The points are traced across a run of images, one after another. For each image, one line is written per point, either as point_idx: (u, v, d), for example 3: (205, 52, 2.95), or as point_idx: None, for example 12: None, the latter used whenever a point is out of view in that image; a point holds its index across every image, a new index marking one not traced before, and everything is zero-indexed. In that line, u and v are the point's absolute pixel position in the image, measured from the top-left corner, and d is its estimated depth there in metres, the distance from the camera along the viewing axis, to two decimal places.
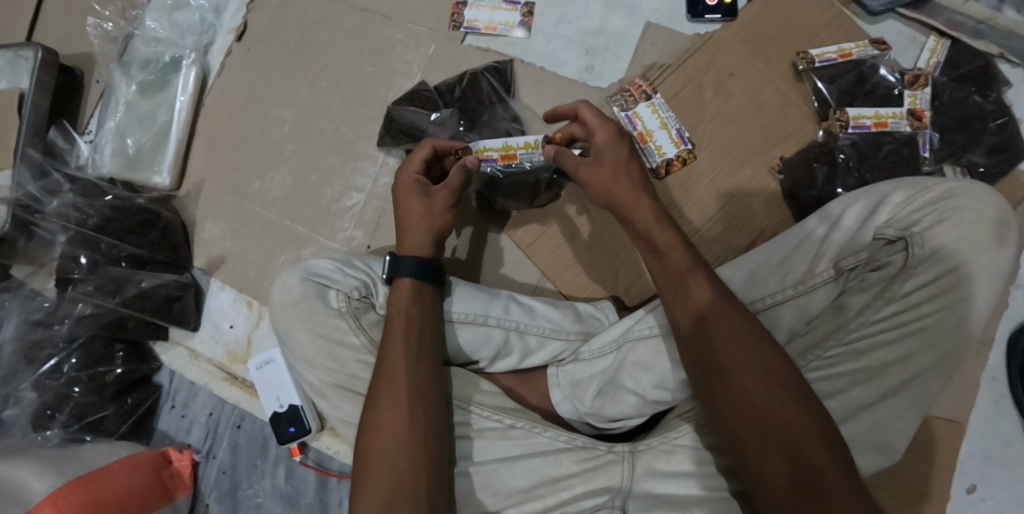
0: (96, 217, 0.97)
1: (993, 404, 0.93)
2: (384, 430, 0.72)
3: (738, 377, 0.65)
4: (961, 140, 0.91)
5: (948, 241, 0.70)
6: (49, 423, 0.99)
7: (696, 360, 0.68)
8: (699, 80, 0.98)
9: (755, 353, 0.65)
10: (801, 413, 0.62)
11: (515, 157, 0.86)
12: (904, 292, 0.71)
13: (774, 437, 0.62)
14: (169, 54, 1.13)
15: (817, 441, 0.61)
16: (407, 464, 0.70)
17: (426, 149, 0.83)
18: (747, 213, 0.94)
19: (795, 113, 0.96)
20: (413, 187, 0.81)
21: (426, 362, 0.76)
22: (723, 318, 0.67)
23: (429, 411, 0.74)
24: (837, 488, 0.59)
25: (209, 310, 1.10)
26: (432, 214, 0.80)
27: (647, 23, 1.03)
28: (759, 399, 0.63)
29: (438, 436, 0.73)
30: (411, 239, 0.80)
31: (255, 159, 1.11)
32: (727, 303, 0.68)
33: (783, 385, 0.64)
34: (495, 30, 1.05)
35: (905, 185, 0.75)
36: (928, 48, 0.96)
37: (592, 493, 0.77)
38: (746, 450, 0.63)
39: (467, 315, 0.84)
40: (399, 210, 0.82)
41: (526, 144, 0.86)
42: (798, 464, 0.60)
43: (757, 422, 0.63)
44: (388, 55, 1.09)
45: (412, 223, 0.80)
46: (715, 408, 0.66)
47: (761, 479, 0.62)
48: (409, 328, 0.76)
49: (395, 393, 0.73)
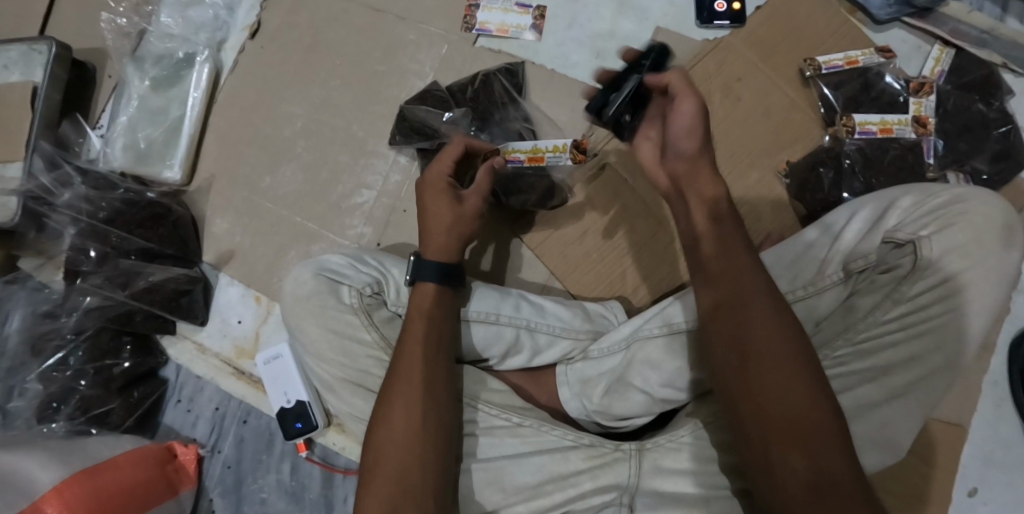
0: (107, 211, 0.97)
1: (994, 409, 0.95)
2: (394, 428, 0.72)
3: (763, 368, 0.62)
4: (964, 146, 0.93)
5: (955, 245, 0.71)
6: (55, 416, 0.99)
7: (721, 346, 0.65)
8: (708, 84, 0.99)
9: (786, 345, 0.62)
10: (826, 409, 0.60)
11: (542, 160, 0.87)
12: (911, 294, 0.72)
13: (796, 433, 0.59)
14: (183, 50, 1.14)
15: (834, 436, 0.58)
16: (415, 464, 0.71)
17: (459, 147, 0.83)
18: (753, 217, 0.96)
19: (802, 119, 0.97)
20: (444, 187, 0.81)
21: (442, 364, 0.76)
22: (751, 305, 0.64)
23: (441, 413, 0.74)
24: (852, 489, 0.56)
25: (217, 305, 1.10)
26: (462, 220, 0.81)
27: (658, 27, 1.04)
28: (785, 393, 0.60)
29: (448, 438, 0.74)
30: (440, 241, 0.80)
31: (266, 155, 1.12)
32: (762, 289, 0.64)
33: (813, 380, 0.61)
34: (508, 32, 1.07)
35: (912, 191, 0.77)
36: (932, 57, 0.98)
37: (600, 490, 0.77)
38: (767, 444, 0.60)
39: (483, 315, 0.85)
40: (427, 209, 0.81)
41: (554, 148, 0.85)
42: (816, 461, 0.58)
43: (781, 416, 0.60)
44: (401, 54, 1.10)
45: (443, 223, 0.80)
46: (738, 400, 0.63)
47: (777, 474, 0.59)
48: (430, 327, 0.77)
49: (408, 393, 0.74)
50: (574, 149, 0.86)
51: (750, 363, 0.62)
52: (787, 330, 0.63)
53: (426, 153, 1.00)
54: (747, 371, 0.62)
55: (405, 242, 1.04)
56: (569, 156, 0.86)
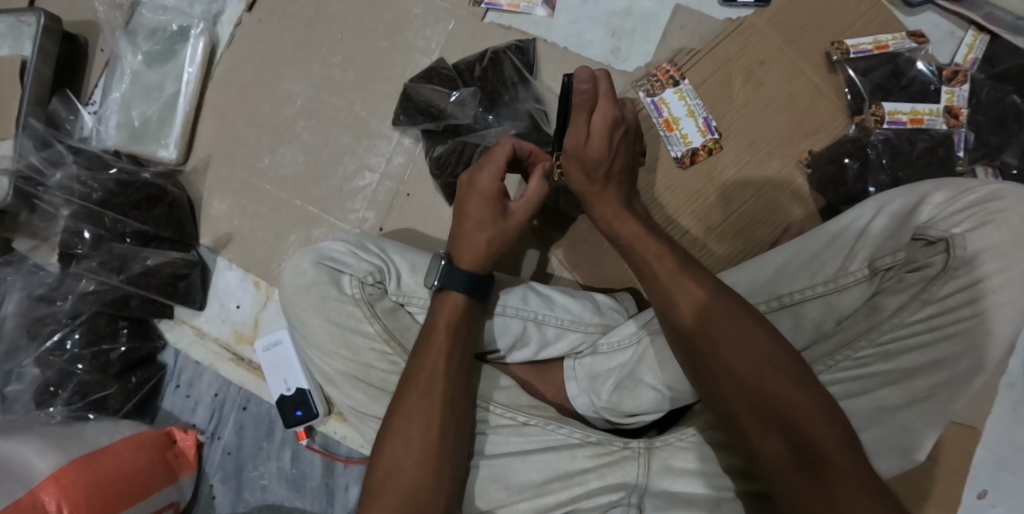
0: (100, 191, 0.94)
1: (1009, 411, 0.92)
2: (407, 439, 0.70)
3: (729, 364, 0.63)
4: (996, 140, 0.89)
5: (990, 245, 0.67)
6: (53, 400, 0.97)
7: (693, 352, 0.66)
8: (729, 67, 0.94)
9: (755, 341, 0.63)
10: (811, 399, 0.60)
11: (672, 129, 0.94)
12: (941, 295, 0.68)
13: (773, 419, 0.60)
14: (177, 23, 1.09)
15: (824, 424, 0.58)
16: (427, 478, 0.69)
17: (508, 150, 0.76)
18: (773, 209, 0.91)
19: (826, 106, 0.93)
20: (492, 197, 0.75)
21: (458, 377, 0.74)
22: (720, 311, 0.65)
23: (457, 428, 0.72)
24: (840, 463, 0.57)
25: (215, 289, 1.07)
26: (504, 234, 0.76)
27: (677, 5, 0.99)
28: (753, 381, 0.61)
29: (461, 451, 0.72)
30: (477, 255, 0.76)
31: (266, 135, 1.07)
32: (724, 297, 0.66)
33: (785, 365, 0.61)
34: (518, 8, 1.02)
35: (945, 185, 0.72)
36: (966, 43, 0.94)
37: (607, 489, 0.74)
38: (747, 432, 0.62)
39: (510, 308, 0.82)
40: (468, 220, 0.76)
41: (686, 139, 0.93)
42: (800, 443, 0.58)
43: (755, 404, 0.61)
44: (405, 30, 1.05)
45: (482, 236, 0.75)
46: (711, 396, 0.65)
47: (764, 459, 0.60)
48: (451, 340, 0.73)
49: (423, 408, 0.71)
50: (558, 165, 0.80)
51: (710, 359, 0.64)
52: (754, 326, 0.64)
53: (432, 135, 0.96)
54: (711, 369, 0.64)
55: (409, 227, 1.01)
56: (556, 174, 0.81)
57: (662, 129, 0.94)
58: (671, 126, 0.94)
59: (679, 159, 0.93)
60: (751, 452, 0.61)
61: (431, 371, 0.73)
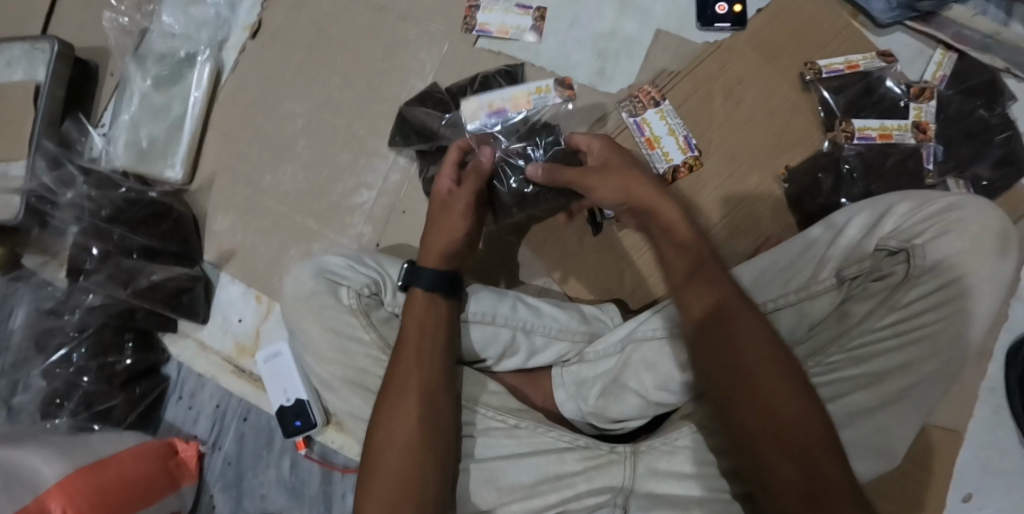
0: (109, 208, 0.97)
1: (990, 414, 0.96)
2: (394, 436, 0.75)
3: (751, 384, 0.66)
4: (966, 153, 0.94)
5: (951, 253, 0.72)
6: (58, 412, 1.00)
7: (711, 365, 0.69)
8: (710, 86, 0.99)
9: (773, 365, 0.66)
10: (818, 424, 0.63)
11: (654, 146, 0.98)
12: (906, 301, 0.72)
13: (788, 446, 0.63)
14: (185, 49, 1.15)
15: (826, 450, 0.62)
16: (414, 471, 0.73)
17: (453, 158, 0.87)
18: (754, 219, 0.96)
19: (803, 122, 0.98)
20: (440, 201, 0.85)
21: (440, 372, 0.78)
22: (738, 330, 0.68)
23: (440, 421, 0.76)
24: (843, 493, 0.60)
25: (218, 302, 1.11)
26: (450, 224, 0.84)
27: (659, 30, 1.05)
28: (768, 402, 0.65)
29: (447, 445, 0.76)
30: (432, 254, 0.83)
31: (268, 154, 1.12)
32: (745, 313, 0.69)
33: (802, 388, 0.65)
34: (508, 34, 1.07)
35: (910, 197, 0.77)
36: (935, 61, 0.99)
37: (594, 491, 0.78)
38: (760, 455, 0.65)
39: (487, 315, 0.86)
40: (433, 220, 0.85)
41: (667, 155, 0.97)
42: (808, 469, 0.62)
43: (768, 427, 0.64)
44: (402, 54, 1.10)
45: (432, 235, 0.84)
46: (722, 418, 0.68)
47: (773, 484, 0.64)
48: (426, 336, 0.79)
49: (405, 402, 0.76)
50: (558, 88, 0.96)
51: (726, 383, 0.67)
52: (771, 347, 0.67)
53: (425, 154, 1.01)
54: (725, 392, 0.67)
55: (405, 242, 1.05)
56: (554, 94, 0.95)
57: (644, 148, 0.98)
58: (652, 145, 0.98)
59: (662, 175, 0.98)
60: (761, 473, 0.65)
61: (415, 370, 0.77)
